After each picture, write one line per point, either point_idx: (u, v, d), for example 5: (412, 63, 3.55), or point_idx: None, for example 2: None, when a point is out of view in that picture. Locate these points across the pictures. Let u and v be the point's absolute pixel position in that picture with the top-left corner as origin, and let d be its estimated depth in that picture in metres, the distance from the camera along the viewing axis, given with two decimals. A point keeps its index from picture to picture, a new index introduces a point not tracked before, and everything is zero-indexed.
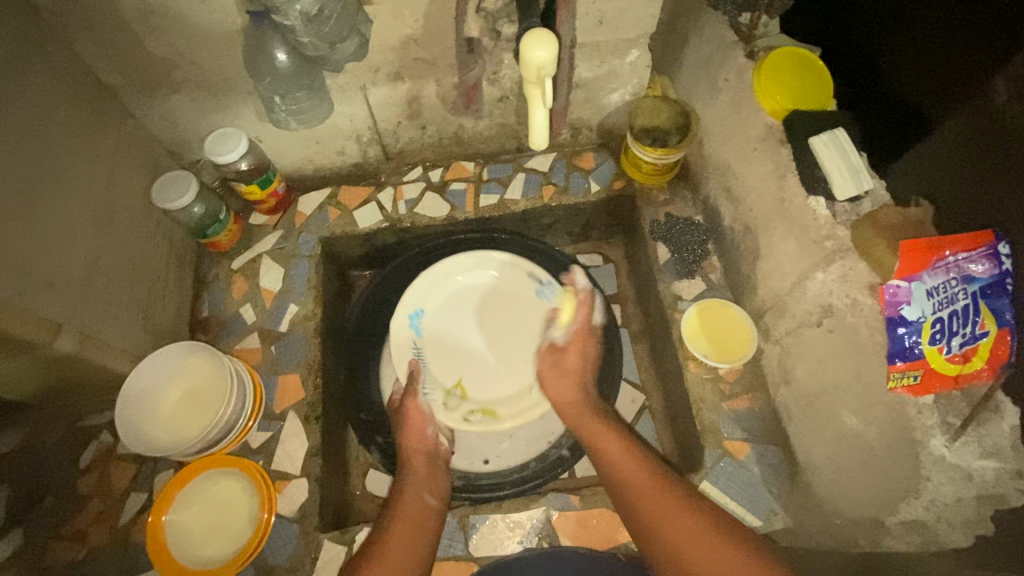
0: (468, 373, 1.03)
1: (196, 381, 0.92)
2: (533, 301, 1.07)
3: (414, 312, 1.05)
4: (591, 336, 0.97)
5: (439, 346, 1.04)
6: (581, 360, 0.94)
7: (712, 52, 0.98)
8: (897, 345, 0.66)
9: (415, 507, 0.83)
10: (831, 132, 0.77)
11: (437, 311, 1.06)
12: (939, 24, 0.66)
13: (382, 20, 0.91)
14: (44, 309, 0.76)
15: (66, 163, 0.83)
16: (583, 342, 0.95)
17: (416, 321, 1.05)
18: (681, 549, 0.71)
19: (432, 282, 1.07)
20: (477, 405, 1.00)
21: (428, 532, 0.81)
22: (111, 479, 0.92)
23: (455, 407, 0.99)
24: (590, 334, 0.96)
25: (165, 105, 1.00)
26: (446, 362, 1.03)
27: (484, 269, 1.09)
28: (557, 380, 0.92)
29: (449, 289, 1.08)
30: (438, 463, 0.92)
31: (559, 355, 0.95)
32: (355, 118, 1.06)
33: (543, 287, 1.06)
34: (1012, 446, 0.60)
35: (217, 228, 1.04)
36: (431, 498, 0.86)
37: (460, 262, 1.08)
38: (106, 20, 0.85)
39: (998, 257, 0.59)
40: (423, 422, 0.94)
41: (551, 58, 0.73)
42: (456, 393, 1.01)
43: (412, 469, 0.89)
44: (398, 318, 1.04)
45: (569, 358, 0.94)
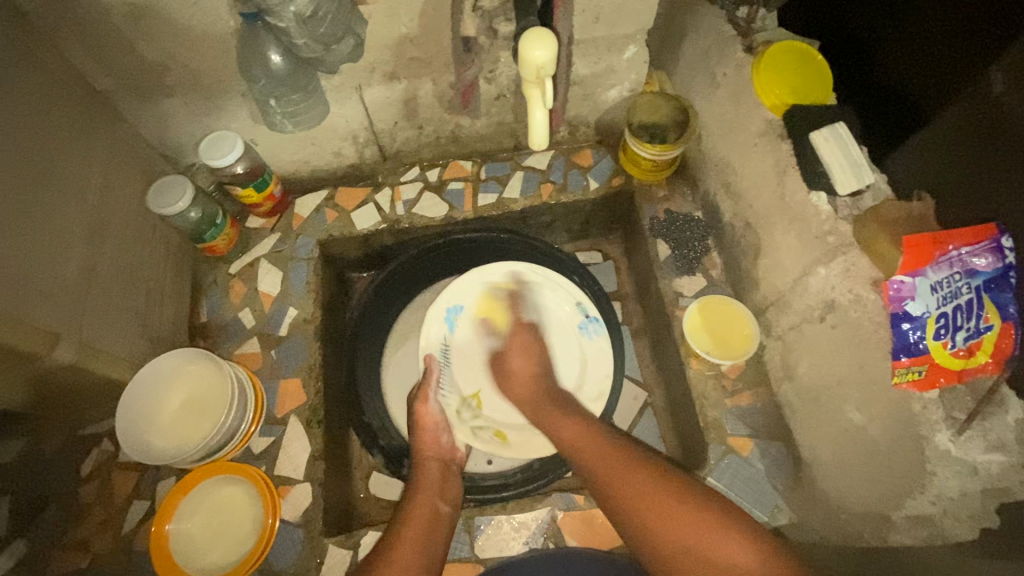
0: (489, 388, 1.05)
1: (197, 387, 0.91)
2: (574, 335, 1.06)
3: (454, 307, 1.07)
4: (529, 329, 1.03)
5: (468, 348, 1.06)
6: (526, 359, 0.99)
7: (711, 46, 0.97)
8: (902, 340, 0.66)
9: (426, 509, 0.84)
10: (831, 125, 0.76)
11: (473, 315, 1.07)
12: (937, 13, 0.66)
13: (377, 20, 0.89)
14: (39, 318, 0.75)
15: (60, 170, 0.82)
16: (523, 342, 1.01)
17: (453, 316, 1.07)
18: (653, 521, 0.71)
19: (474, 282, 1.07)
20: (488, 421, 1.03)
21: (439, 535, 0.81)
22: (112, 487, 0.93)
23: (466, 417, 1.02)
24: (522, 330, 1.03)
25: (158, 109, 0.99)
26: (471, 369, 1.06)
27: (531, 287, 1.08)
28: (521, 359, 0.99)
29: (493, 293, 1.08)
30: (449, 469, 0.93)
31: (501, 358, 1.01)
32: (351, 118, 1.05)
33: (586, 323, 1.06)
34: (1017, 440, 0.60)
35: (214, 232, 1.03)
36: (443, 504, 0.86)
37: (507, 270, 1.08)
38: (95, 25, 0.83)
39: (1001, 250, 0.59)
40: (436, 432, 0.96)
41: (551, 57, 0.72)
42: (471, 402, 1.04)
43: (423, 474, 0.90)
44: (437, 307, 1.07)
45: (512, 361, 1.00)
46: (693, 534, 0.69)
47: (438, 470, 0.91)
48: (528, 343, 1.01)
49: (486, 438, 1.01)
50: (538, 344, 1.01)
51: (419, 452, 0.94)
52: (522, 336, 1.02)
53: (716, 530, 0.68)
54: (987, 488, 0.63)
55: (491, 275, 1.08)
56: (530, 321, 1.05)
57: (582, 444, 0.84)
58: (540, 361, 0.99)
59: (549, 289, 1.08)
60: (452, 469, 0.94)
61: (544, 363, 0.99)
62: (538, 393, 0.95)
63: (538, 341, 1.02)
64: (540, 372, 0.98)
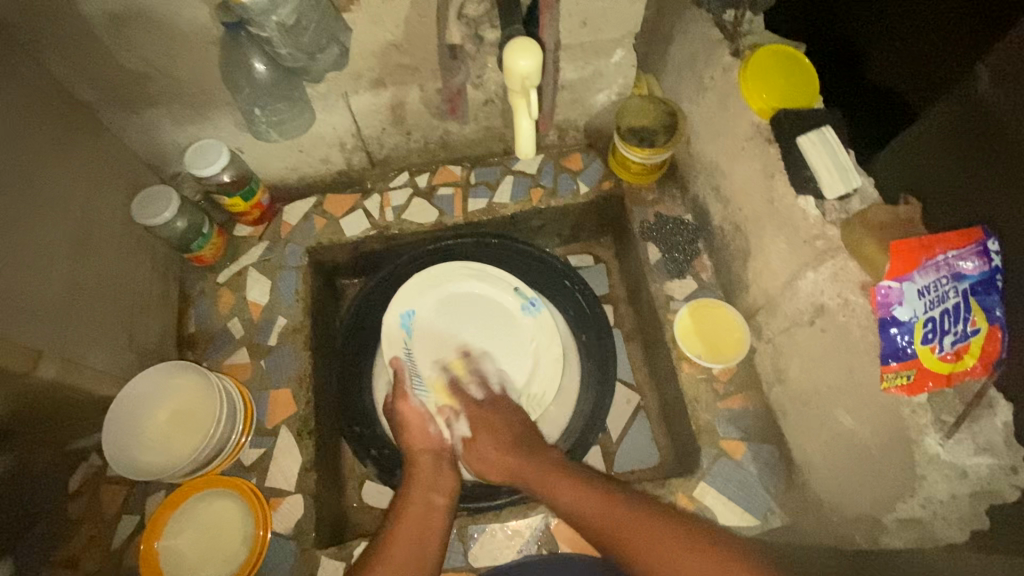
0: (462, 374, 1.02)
1: (183, 401, 0.90)
2: (517, 319, 1.05)
3: (405, 312, 1.05)
4: (488, 401, 0.97)
5: (432, 343, 1.04)
6: (495, 434, 0.92)
7: (698, 49, 0.97)
8: (890, 346, 0.66)
9: (421, 508, 0.83)
10: (819, 130, 0.77)
11: (430, 315, 1.06)
12: (937, 11, 0.66)
13: (362, 27, 0.89)
14: (21, 335, 0.74)
15: (42, 183, 0.81)
16: (482, 416, 0.95)
17: (409, 321, 1.04)
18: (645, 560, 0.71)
19: (422, 283, 1.06)
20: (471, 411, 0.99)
21: (433, 530, 0.81)
22: (103, 502, 0.92)
23: (451, 408, 0.98)
24: (479, 408, 0.96)
25: (142, 118, 0.98)
26: (440, 361, 1.03)
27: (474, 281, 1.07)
28: (488, 438, 0.92)
29: (436, 296, 1.07)
30: (444, 460, 0.92)
31: (473, 445, 0.92)
32: (339, 126, 1.04)
33: (529, 303, 1.05)
34: (1005, 442, 0.61)
35: (201, 242, 1.02)
36: (437, 496, 0.86)
37: (447, 268, 1.07)
38: (76, 34, 0.82)
39: (988, 254, 0.60)
40: (424, 422, 0.94)
41: (537, 67, 0.71)
42: (451, 394, 1.00)
43: (417, 469, 0.89)
44: (391, 317, 1.04)
45: (483, 446, 0.91)
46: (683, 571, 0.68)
47: (432, 464, 0.90)
48: (494, 425, 0.93)
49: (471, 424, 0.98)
50: (502, 411, 0.95)
51: (408, 445, 0.93)
52: (482, 416, 0.95)
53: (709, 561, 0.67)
54: (977, 490, 0.64)
55: (440, 278, 1.07)
56: (486, 396, 0.98)
57: (565, 487, 0.82)
58: (515, 428, 0.93)
59: (487, 281, 1.07)
60: (447, 459, 0.93)
61: (512, 432, 0.92)
62: (527, 462, 0.88)
63: (505, 419, 0.94)
64: (510, 440, 0.91)
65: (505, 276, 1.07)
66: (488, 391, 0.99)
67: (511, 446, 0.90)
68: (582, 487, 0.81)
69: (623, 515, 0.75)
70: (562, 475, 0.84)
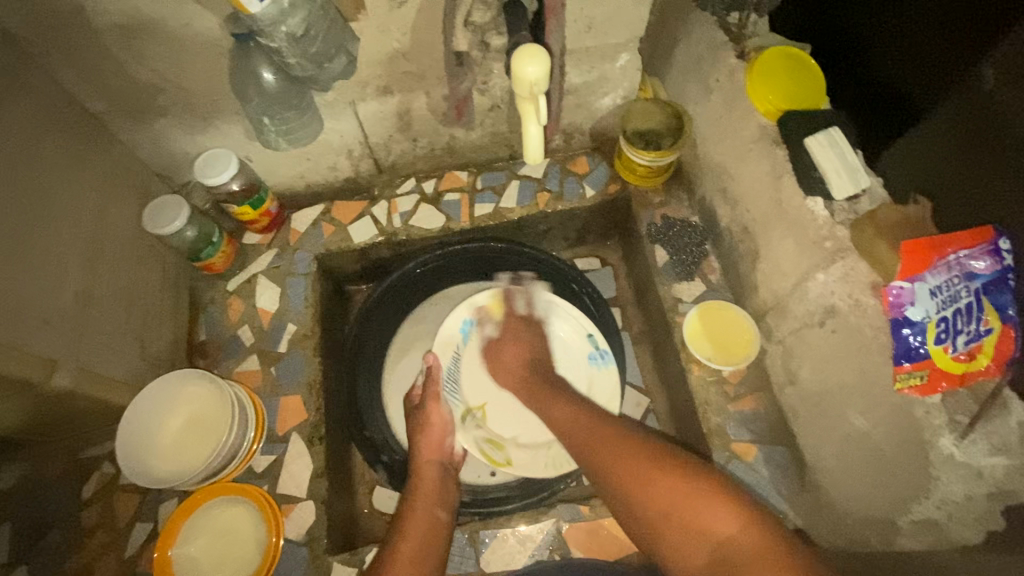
0: (496, 401, 1.05)
1: (196, 409, 0.90)
2: (584, 365, 1.06)
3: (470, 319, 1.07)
4: (527, 322, 1.03)
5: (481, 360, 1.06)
6: (517, 345, 0.99)
7: (703, 52, 0.97)
8: (902, 346, 0.65)
9: (424, 520, 0.82)
10: (827, 132, 0.76)
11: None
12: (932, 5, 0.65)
13: (369, 36, 0.89)
14: (36, 346, 0.75)
15: (56, 194, 0.82)
16: (514, 330, 1.02)
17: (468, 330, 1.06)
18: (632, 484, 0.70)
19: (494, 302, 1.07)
20: (490, 435, 1.03)
21: (439, 540, 0.81)
22: (116, 510, 0.91)
23: (470, 428, 1.02)
24: (519, 321, 1.03)
25: (152, 128, 0.99)
26: (479, 378, 1.06)
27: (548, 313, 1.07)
28: (512, 347, 0.99)
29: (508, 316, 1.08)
30: (448, 474, 0.91)
31: (495, 346, 1.02)
32: (346, 133, 1.05)
33: (597, 354, 1.06)
34: (1020, 441, 0.60)
35: (211, 250, 1.03)
36: (442, 511, 0.85)
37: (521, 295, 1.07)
38: (88, 47, 0.83)
39: (999, 253, 0.59)
40: (440, 433, 0.95)
41: (543, 73, 0.72)
42: (477, 414, 1.04)
43: (422, 479, 0.89)
44: (451, 322, 1.06)
45: (503, 349, 1.00)
46: (672, 497, 0.67)
47: (436, 473, 0.90)
48: (521, 337, 1.01)
49: (486, 449, 1.01)
50: (534, 334, 1.01)
51: (416, 453, 0.93)
52: (515, 329, 1.02)
53: (706, 495, 0.65)
54: (992, 490, 0.63)
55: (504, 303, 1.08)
56: (527, 315, 1.05)
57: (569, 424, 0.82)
58: (539, 350, 0.99)
59: (560, 316, 1.08)
60: (450, 471, 0.93)
61: (533, 347, 0.99)
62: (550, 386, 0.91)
63: (537, 339, 1.00)
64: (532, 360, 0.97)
65: (581, 321, 1.07)
66: (532, 310, 1.06)
67: (528, 359, 0.97)
68: (574, 407, 0.84)
69: (605, 441, 0.76)
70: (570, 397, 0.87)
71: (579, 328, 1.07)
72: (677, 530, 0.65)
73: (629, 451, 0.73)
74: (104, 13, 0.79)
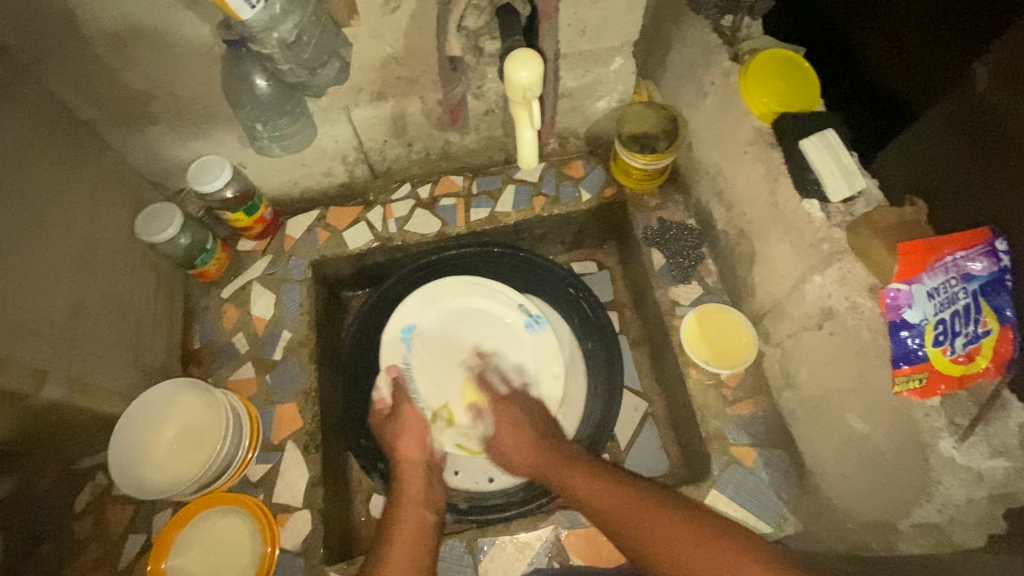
0: (455, 397, 1.02)
1: (189, 418, 0.89)
2: (521, 335, 1.06)
3: (408, 325, 1.06)
4: (512, 397, 0.99)
5: (429, 357, 1.05)
6: (516, 430, 0.94)
7: (697, 55, 0.97)
8: (901, 349, 0.65)
9: (413, 523, 0.82)
10: (820, 133, 0.76)
11: (431, 328, 1.07)
12: (927, 6, 0.65)
13: (362, 41, 0.89)
14: (26, 356, 0.74)
15: (47, 203, 0.81)
16: (505, 411, 0.97)
17: (408, 336, 1.05)
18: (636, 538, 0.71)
19: (431, 297, 1.07)
20: (463, 432, 1.00)
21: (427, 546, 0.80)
22: (109, 521, 0.91)
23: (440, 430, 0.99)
24: (503, 402, 0.98)
25: (145, 136, 0.98)
26: (435, 381, 1.03)
27: (481, 295, 1.08)
28: (511, 433, 0.94)
29: (440, 309, 1.07)
30: (434, 475, 0.91)
31: (496, 445, 0.95)
32: (340, 139, 1.05)
33: (531, 321, 1.05)
34: (1020, 444, 0.59)
35: (205, 257, 1.02)
36: (430, 512, 0.84)
37: (453, 284, 1.08)
38: (79, 55, 0.83)
39: (995, 253, 0.59)
40: (420, 433, 0.94)
41: (536, 77, 0.71)
42: (442, 416, 1.01)
43: (407, 484, 0.88)
44: (392, 327, 1.05)
45: (502, 439, 0.94)
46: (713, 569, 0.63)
47: (423, 478, 0.90)
48: (517, 420, 0.95)
49: (462, 442, 0.99)
50: (523, 408, 0.97)
51: (400, 454, 0.92)
52: (507, 411, 0.97)
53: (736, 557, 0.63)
54: (994, 493, 0.62)
55: (442, 292, 1.08)
56: (509, 392, 1.01)
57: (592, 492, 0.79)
58: (536, 422, 0.94)
59: (490, 296, 1.08)
60: (436, 473, 0.92)
61: (528, 425, 0.94)
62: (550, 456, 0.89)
63: (528, 413, 0.96)
64: (534, 432, 0.93)
65: (511, 292, 1.07)
66: (511, 386, 1.02)
67: (531, 439, 0.92)
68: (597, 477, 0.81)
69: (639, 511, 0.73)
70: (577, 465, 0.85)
71: (510, 302, 1.07)
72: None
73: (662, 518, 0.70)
74: (95, 20, 0.79)
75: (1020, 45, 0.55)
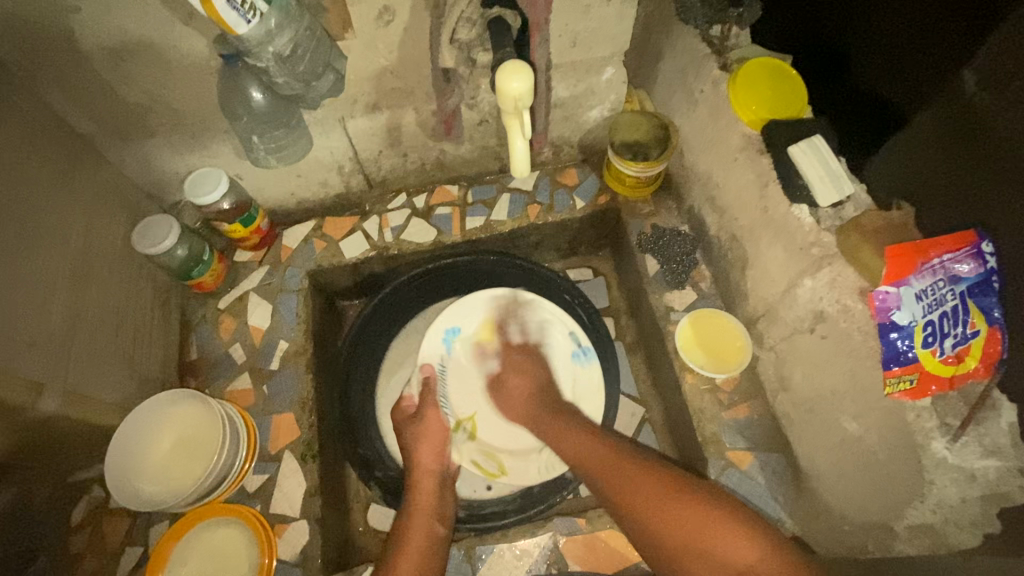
0: (483, 411, 1.05)
1: (186, 428, 0.89)
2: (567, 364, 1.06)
3: (450, 328, 1.09)
4: (523, 350, 1.05)
5: (470, 369, 1.07)
6: (523, 380, 1.01)
7: (687, 64, 0.99)
8: (891, 350, 0.66)
9: (423, 532, 0.82)
10: (809, 139, 0.77)
11: (470, 337, 1.09)
12: (911, 14, 0.66)
13: (356, 54, 0.90)
14: (22, 369, 0.74)
15: (44, 216, 0.82)
16: (518, 360, 1.04)
17: (450, 338, 1.08)
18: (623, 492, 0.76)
19: (473, 307, 1.09)
20: (484, 446, 1.03)
21: (438, 559, 0.80)
22: (105, 534, 0.90)
23: (461, 442, 1.02)
24: (517, 352, 1.05)
25: (142, 149, 0.99)
26: (472, 390, 1.06)
27: (525, 314, 1.09)
28: (516, 382, 1.01)
29: (486, 321, 1.09)
30: (446, 486, 0.91)
31: (498, 385, 1.03)
32: (336, 150, 1.06)
33: (580, 352, 1.07)
34: (1011, 443, 0.60)
35: (201, 268, 1.02)
36: (439, 524, 0.85)
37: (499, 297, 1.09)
38: (76, 70, 0.84)
39: (982, 255, 0.60)
40: (441, 443, 0.95)
41: (528, 88, 0.72)
42: (466, 427, 1.04)
43: (420, 491, 0.88)
44: (434, 328, 1.08)
45: (508, 383, 1.02)
46: (693, 525, 0.69)
47: (434, 487, 0.90)
48: (524, 372, 1.02)
49: (480, 462, 1.01)
50: (538, 363, 1.03)
51: (416, 460, 0.92)
52: (518, 364, 1.03)
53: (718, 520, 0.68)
54: (986, 493, 0.62)
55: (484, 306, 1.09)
56: (522, 343, 1.06)
57: (585, 454, 0.84)
58: (542, 380, 1.00)
59: (537, 316, 1.09)
60: (447, 483, 0.93)
61: (536, 377, 1.01)
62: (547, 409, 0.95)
63: (540, 367, 1.02)
64: (535, 388, 0.99)
65: (562, 320, 1.08)
66: (526, 338, 1.07)
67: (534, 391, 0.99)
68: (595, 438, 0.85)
69: (625, 472, 0.77)
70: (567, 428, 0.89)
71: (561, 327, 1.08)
72: (653, 535, 0.71)
73: (649, 480, 0.75)
74: (92, 36, 0.80)
75: (1007, 50, 0.56)
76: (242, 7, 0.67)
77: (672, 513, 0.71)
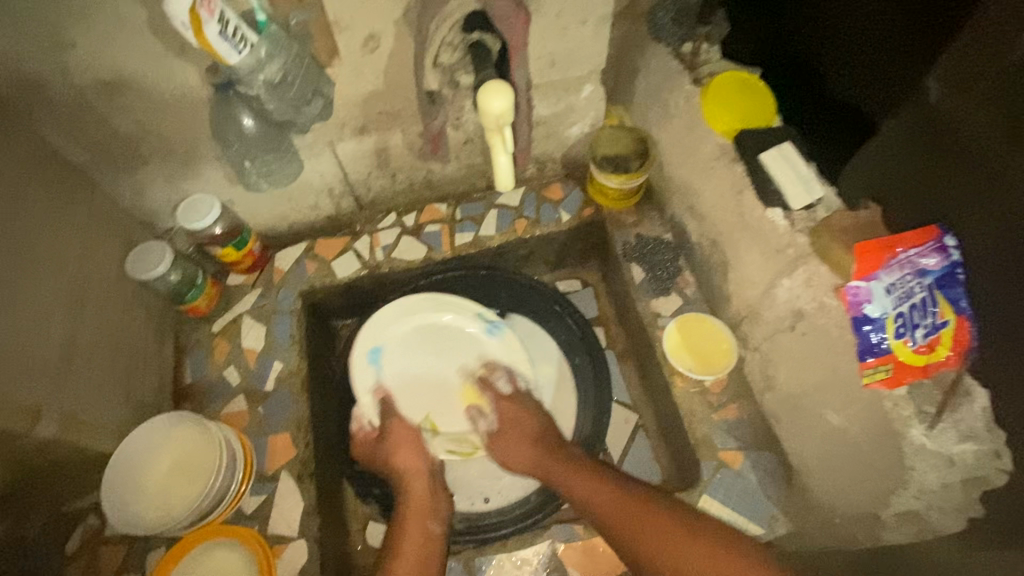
0: (437, 409, 1.05)
1: (182, 450, 0.89)
2: (477, 343, 1.08)
3: (374, 349, 1.06)
4: (514, 398, 1.02)
5: (402, 383, 1.06)
6: (521, 423, 0.98)
7: (661, 79, 1.03)
8: (865, 342, 0.69)
9: (418, 536, 0.85)
10: (779, 146, 0.84)
11: (395, 348, 1.07)
12: (879, 25, 0.69)
13: (343, 79, 0.94)
14: (20, 396, 0.74)
15: (41, 245, 0.83)
16: (511, 410, 1.00)
17: (378, 356, 1.06)
18: (627, 531, 0.79)
19: (388, 319, 1.07)
20: (449, 436, 1.03)
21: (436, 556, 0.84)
22: (102, 564, 0.89)
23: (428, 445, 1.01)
24: (508, 402, 1.01)
25: (135, 178, 1.01)
26: (419, 398, 1.05)
27: (437, 312, 1.09)
28: (516, 448, 0.96)
29: (408, 325, 1.08)
30: (437, 484, 0.94)
31: (498, 436, 0.99)
32: (325, 172, 1.09)
33: (490, 326, 1.08)
34: (986, 427, 0.62)
35: (195, 292, 1.04)
36: (432, 522, 0.88)
37: (414, 305, 1.08)
38: (70, 103, 0.86)
39: (946, 249, 0.64)
40: (416, 447, 0.96)
41: (509, 106, 0.76)
42: (426, 427, 1.03)
43: (411, 494, 0.91)
44: (359, 348, 1.05)
45: (506, 441, 0.98)
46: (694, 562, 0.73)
47: (424, 488, 0.92)
48: (523, 425, 0.98)
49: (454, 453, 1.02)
50: (524, 407, 1.00)
51: (394, 466, 0.94)
52: (512, 416, 0.99)
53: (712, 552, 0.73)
54: (967, 477, 0.64)
55: (405, 310, 1.08)
56: (513, 393, 1.03)
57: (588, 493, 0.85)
58: (536, 423, 0.98)
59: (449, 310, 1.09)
60: (437, 478, 0.95)
61: (535, 427, 0.97)
62: (558, 456, 0.93)
63: (525, 407, 1.00)
64: (534, 433, 0.96)
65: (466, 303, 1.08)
66: (514, 386, 1.04)
67: (537, 443, 0.95)
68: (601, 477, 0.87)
69: (633, 513, 0.80)
70: (580, 472, 0.89)
71: (467, 313, 1.08)
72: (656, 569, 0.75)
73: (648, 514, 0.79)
74: (87, 70, 0.82)
75: (970, 56, 0.58)
76: (232, 38, 0.70)
77: (678, 549, 0.75)
